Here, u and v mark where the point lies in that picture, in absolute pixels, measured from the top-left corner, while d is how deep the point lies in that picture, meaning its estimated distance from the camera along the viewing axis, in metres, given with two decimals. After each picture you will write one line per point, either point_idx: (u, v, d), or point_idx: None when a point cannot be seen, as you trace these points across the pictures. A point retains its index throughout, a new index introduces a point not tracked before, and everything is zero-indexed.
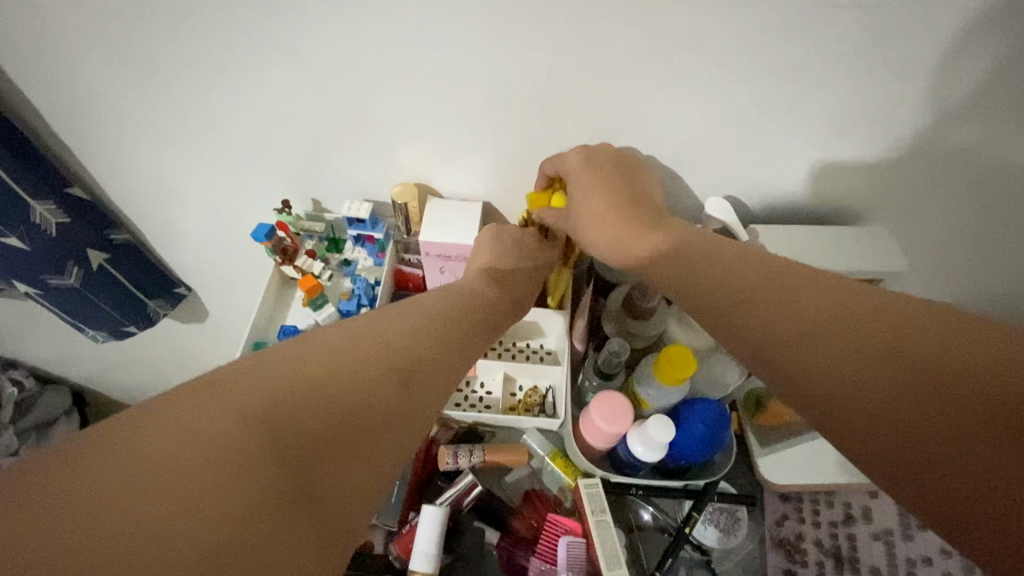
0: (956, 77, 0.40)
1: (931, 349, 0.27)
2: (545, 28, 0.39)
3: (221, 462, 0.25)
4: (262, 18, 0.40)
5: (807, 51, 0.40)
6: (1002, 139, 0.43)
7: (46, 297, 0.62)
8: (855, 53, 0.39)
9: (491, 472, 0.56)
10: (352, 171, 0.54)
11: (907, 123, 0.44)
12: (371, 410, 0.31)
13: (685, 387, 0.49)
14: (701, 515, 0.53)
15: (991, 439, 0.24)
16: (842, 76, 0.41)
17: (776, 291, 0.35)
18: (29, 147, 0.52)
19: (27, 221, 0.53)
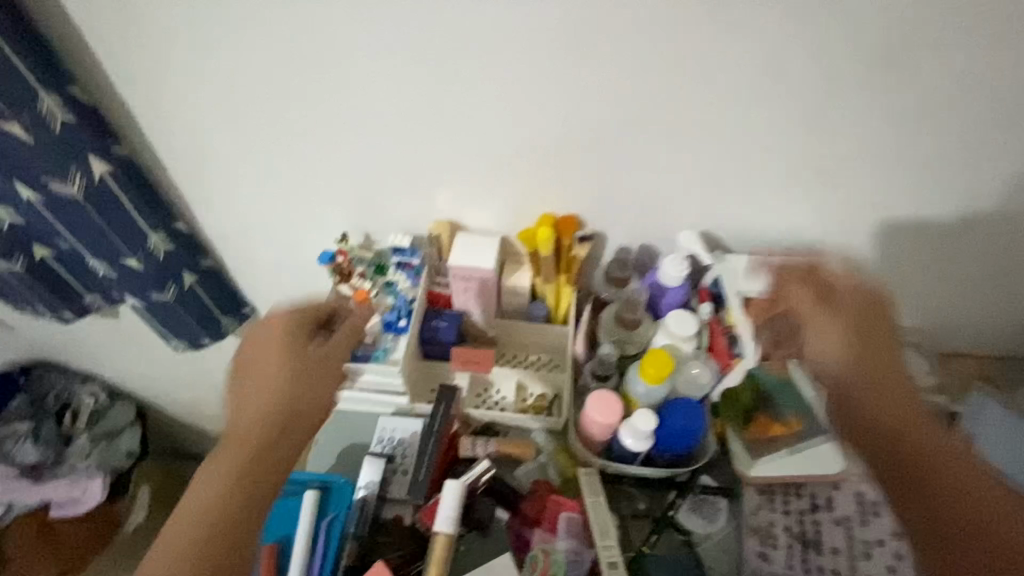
0: (855, 126, 0.53)
1: (985, 524, 0.40)
2: (546, 98, 0.54)
3: (175, 530, 0.42)
4: (344, 92, 0.56)
5: (742, 113, 0.53)
6: (900, 170, 0.56)
7: (146, 309, 0.76)
8: (778, 114, 0.53)
9: (505, 464, 0.66)
10: (397, 209, 0.68)
11: (831, 165, 0.56)
12: (253, 459, 0.45)
13: (666, 385, 0.59)
14: (684, 502, 0.61)
15: (954, 536, 0.40)
16: (773, 131, 0.54)
17: (883, 373, 0.48)
18: (152, 190, 0.67)
19: (145, 246, 0.68)
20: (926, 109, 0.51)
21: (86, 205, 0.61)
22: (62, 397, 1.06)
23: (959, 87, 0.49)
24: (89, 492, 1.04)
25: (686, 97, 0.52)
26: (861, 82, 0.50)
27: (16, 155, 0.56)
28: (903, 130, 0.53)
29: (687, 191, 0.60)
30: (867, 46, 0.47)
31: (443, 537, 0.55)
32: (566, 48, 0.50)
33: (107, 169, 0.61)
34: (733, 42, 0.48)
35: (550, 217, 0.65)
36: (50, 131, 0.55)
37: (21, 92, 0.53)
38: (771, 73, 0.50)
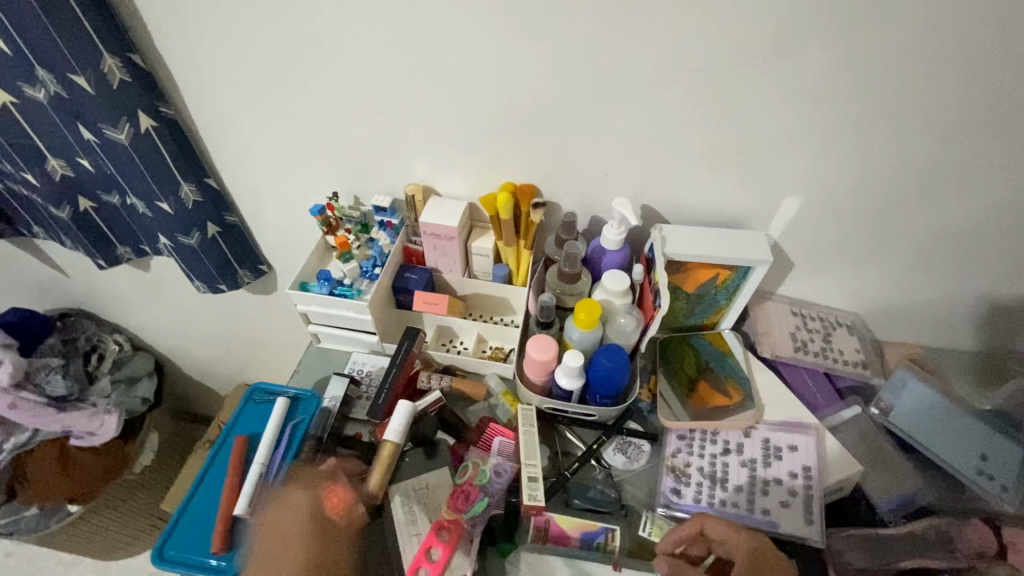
0: (760, 103, 0.63)
1: None
2: (508, 73, 0.65)
3: None
4: (342, 68, 0.68)
5: (667, 90, 0.64)
6: (800, 141, 0.66)
7: (174, 250, 0.88)
8: (697, 91, 0.63)
9: (458, 400, 0.75)
10: (383, 177, 0.80)
11: (744, 137, 0.67)
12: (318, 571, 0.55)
13: (596, 333, 0.66)
14: (610, 442, 0.68)
15: None
16: (694, 105, 0.65)
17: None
18: (189, 148, 0.80)
19: (178, 194, 0.80)
20: (817, 90, 0.61)
21: (130, 150, 0.73)
22: (93, 340, 1.20)
23: (830, 76, 0.60)
24: (106, 424, 1.14)
25: (612, 80, 0.64)
26: (750, 71, 0.61)
27: (80, 103, 0.69)
28: (792, 115, 0.64)
29: (624, 161, 0.72)
30: (750, 37, 0.58)
31: (390, 443, 0.63)
32: (513, 32, 0.61)
33: (152, 123, 0.73)
34: (645, 30, 0.59)
35: (510, 184, 0.75)
36: (108, 85, 0.67)
37: (89, 53, 0.65)
38: (679, 60, 0.61)
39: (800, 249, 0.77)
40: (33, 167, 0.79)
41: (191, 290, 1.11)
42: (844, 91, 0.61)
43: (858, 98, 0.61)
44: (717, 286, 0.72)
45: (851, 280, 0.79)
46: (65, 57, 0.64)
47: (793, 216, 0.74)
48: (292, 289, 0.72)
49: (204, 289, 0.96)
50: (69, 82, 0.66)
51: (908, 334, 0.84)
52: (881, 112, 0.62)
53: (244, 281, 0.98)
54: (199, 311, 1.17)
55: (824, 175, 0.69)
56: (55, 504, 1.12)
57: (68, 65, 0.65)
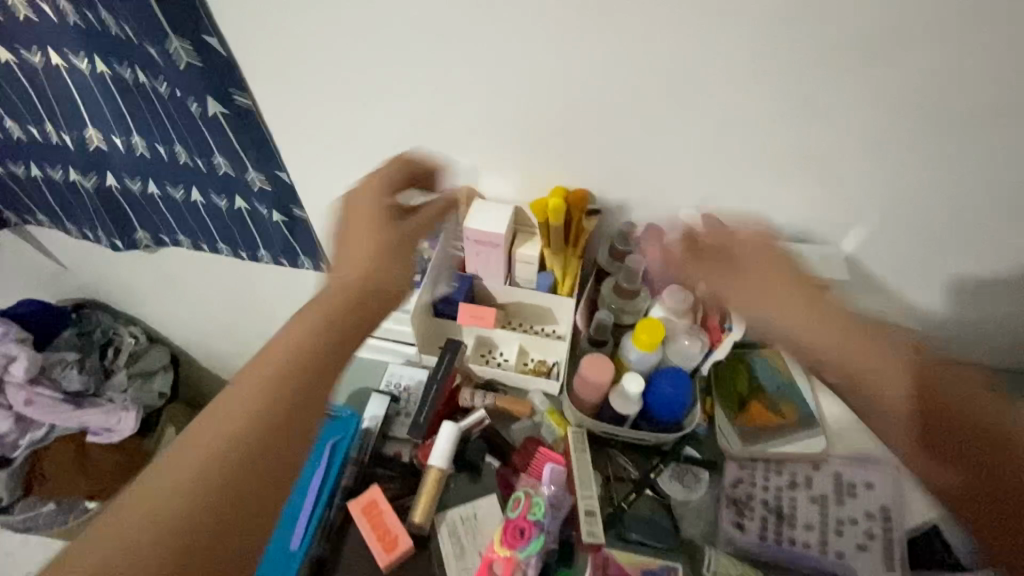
0: (857, 119, 0.54)
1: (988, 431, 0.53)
2: (563, 75, 0.57)
3: (206, 490, 0.39)
4: (373, 62, 0.60)
5: (747, 103, 0.56)
6: (899, 163, 0.57)
7: (236, 219, 0.84)
8: (779, 105, 0.55)
9: (500, 419, 0.70)
10: (420, 178, 0.73)
11: (833, 157, 0.58)
12: (288, 416, 0.44)
13: (656, 355, 0.62)
14: (666, 469, 0.64)
15: (981, 508, 0.54)
16: (774, 123, 0.57)
17: (944, 405, 0.55)
18: (267, 141, 0.72)
19: (247, 175, 0.76)
20: (928, 108, 0.52)
21: (201, 128, 0.70)
22: (109, 333, 1.16)
23: (949, 91, 0.50)
24: (123, 421, 1.11)
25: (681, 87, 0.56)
26: (848, 81, 0.51)
27: (155, 77, 0.65)
28: (892, 135, 0.54)
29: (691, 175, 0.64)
30: (856, 44, 0.49)
31: (436, 470, 0.59)
32: (570, 31, 0.53)
33: (221, 109, 0.68)
34: (727, 32, 0.50)
35: (560, 189, 0.68)
36: (175, 66, 0.63)
37: (156, 32, 0.60)
38: (764, 68, 0.52)
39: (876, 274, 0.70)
40: (72, 131, 0.76)
41: (208, 285, 1.06)
42: (963, 108, 0.51)
43: (977, 119, 0.51)
44: None
45: (930, 305, 0.72)
46: (138, 34, 0.60)
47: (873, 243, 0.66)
48: None
49: (269, 261, 0.93)
50: (142, 54, 0.63)
51: (983, 361, 0.77)
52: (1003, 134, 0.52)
53: (303, 265, 0.92)
54: (216, 306, 1.12)
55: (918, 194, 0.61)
56: (73, 500, 1.11)
57: (135, 38, 0.61)
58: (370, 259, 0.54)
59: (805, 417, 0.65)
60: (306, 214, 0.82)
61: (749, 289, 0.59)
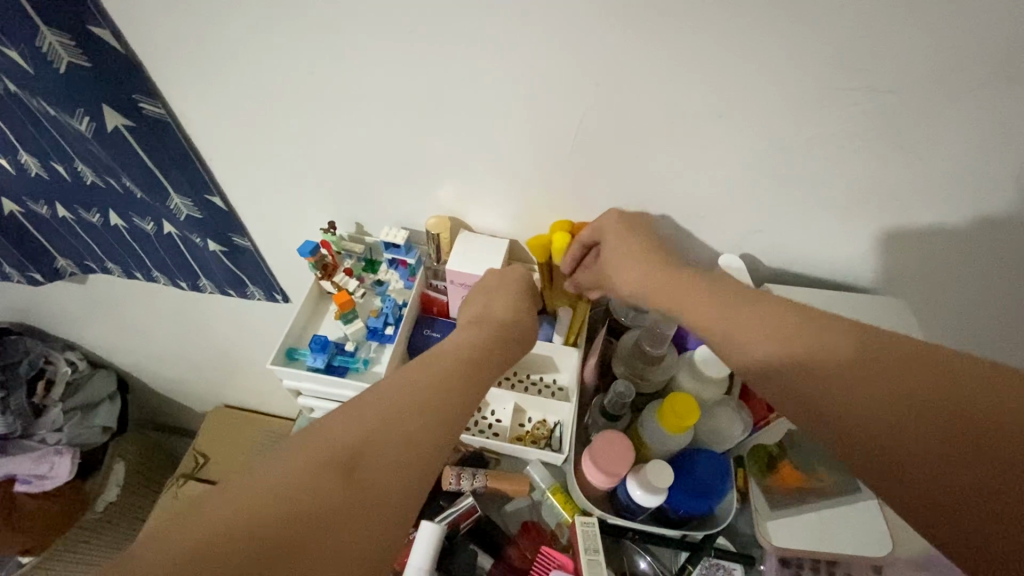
0: (958, 151, 0.42)
1: (943, 403, 0.29)
2: (576, 86, 0.43)
3: (343, 478, 0.32)
4: (324, 66, 0.46)
5: (816, 126, 0.43)
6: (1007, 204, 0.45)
7: (168, 250, 0.70)
8: (858, 130, 0.42)
9: (492, 500, 0.58)
10: (391, 205, 0.59)
11: (919, 197, 0.46)
12: (431, 449, 0.36)
13: (687, 435, 0.50)
14: (696, 568, 0.53)
15: (965, 498, 0.27)
16: (847, 154, 0.44)
17: (872, 367, 0.31)
18: (193, 159, 0.57)
19: (168, 203, 0.62)
20: None
21: (100, 147, 0.55)
22: (38, 363, 0.99)
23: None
24: (57, 467, 0.98)
25: (738, 97, 0.42)
26: (967, 94, 0.38)
27: (27, 86, 0.50)
28: (1007, 164, 0.42)
29: (731, 208, 0.51)
30: (990, 49, 0.36)
31: None
32: (591, 22, 0.39)
33: (123, 122, 0.53)
34: (810, 35, 0.37)
35: (563, 223, 0.55)
36: (52, 70, 0.48)
37: (19, 25, 0.45)
38: (853, 75, 0.39)
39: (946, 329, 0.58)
40: None
41: (152, 311, 0.92)
42: None
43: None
44: None
45: None
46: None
47: (951, 298, 0.53)
48: (273, 363, 0.54)
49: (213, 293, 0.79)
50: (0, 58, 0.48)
51: None
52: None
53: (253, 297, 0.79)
54: (164, 331, 0.98)
55: None
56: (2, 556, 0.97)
57: None
58: (511, 306, 0.51)
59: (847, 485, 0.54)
60: (248, 241, 0.68)
61: (636, 260, 0.47)
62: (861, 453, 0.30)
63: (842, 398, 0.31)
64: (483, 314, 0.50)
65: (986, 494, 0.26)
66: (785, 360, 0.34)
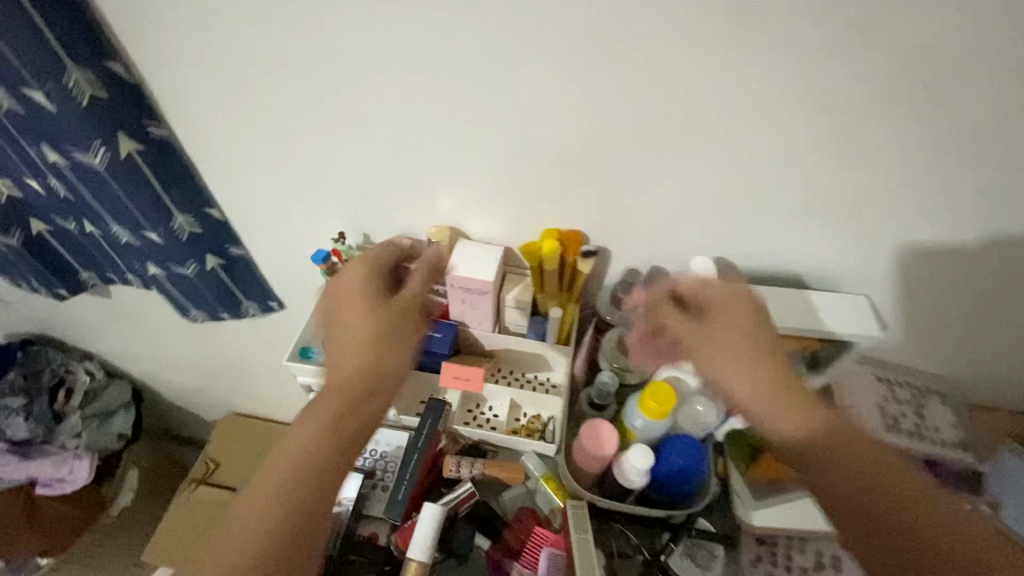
0: (889, 155, 0.49)
1: (902, 491, 0.41)
2: (560, 107, 0.50)
3: (265, 516, 0.40)
4: (341, 92, 0.53)
5: (767, 138, 0.49)
6: (936, 201, 0.51)
7: (167, 276, 0.75)
8: (803, 140, 0.49)
9: (490, 487, 0.63)
10: (396, 216, 0.65)
11: (862, 198, 0.52)
12: (328, 477, 0.43)
13: (667, 422, 0.55)
14: (677, 546, 0.57)
15: (911, 551, 0.39)
16: (796, 161, 0.51)
17: (843, 447, 0.44)
18: (194, 175, 0.65)
19: (170, 225, 0.67)
20: (971, 144, 0.47)
21: (108, 177, 0.60)
22: (59, 372, 1.05)
23: (1010, 118, 0.44)
24: (76, 471, 1.02)
25: (697, 114, 0.48)
26: (898, 109, 0.45)
27: (43, 122, 0.55)
28: (938, 167, 0.49)
29: (700, 214, 0.57)
30: (913, 71, 0.43)
31: (416, 563, 0.52)
32: (576, 52, 0.46)
33: (136, 147, 0.59)
34: (753, 63, 0.44)
35: (552, 230, 0.61)
36: (74, 105, 0.53)
37: (48, 65, 0.51)
38: (796, 94, 0.46)
39: (900, 320, 0.64)
40: None
41: (169, 321, 0.97)
42: (1011, 142, 0.45)
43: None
44: (807, 356, 0.61)
45: (959, 349, 0.66)
46: (21, 70, 0.51)
47: (898, 286, 0.60)
48: (289, 360, 0.59)
49: (203, 317, 0.84)
50: (24, 97, 0.53)
51: (1011, 409, 0.72)
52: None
53: (247, 312, 0.84)
54: (180, 341, 1.03)
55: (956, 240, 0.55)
56: (22, 558, 1.00)
57: (19, 77, 0.51)
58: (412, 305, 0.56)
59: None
60: (245, 251, 0.75)
61: (733, 329, 0.49)
62: (834, 507, 0.43)
63: (829, 466, 0.43)
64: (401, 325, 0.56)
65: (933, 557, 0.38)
66: (797, 436, 0.45)
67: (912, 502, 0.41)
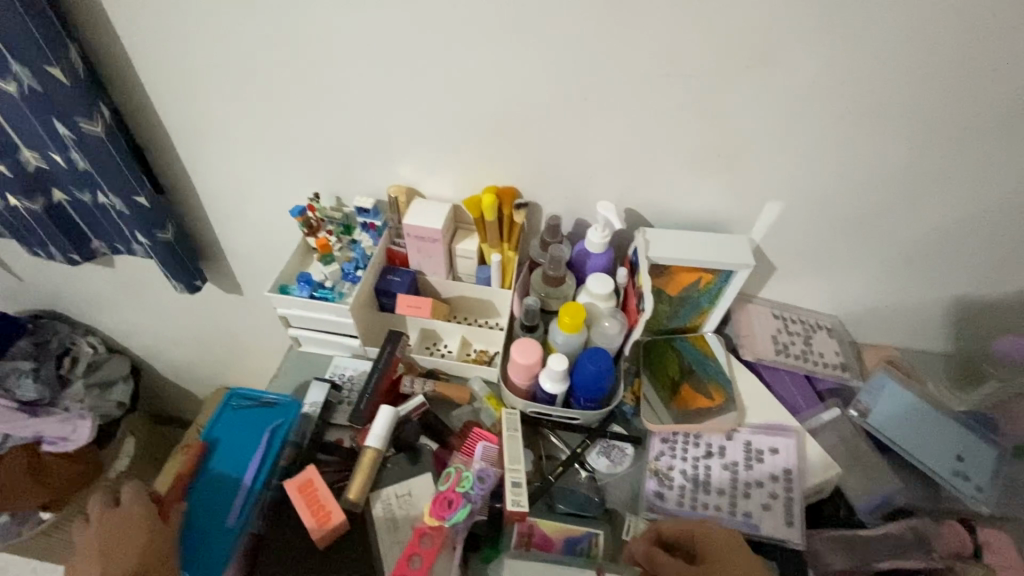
0: (739, 111, 0.63)
1: None
2: (489, 79, 0.64)
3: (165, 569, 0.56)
4: (314, 72, 0.66)
5: (649, 98, 0.63)
6: (784, 147, 0.66)
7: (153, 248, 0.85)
8: (675, 102, 0.63)
9: (442, 404, 0.74)
10: (365, 179, 0.78)
11: (727, 148, 0.67)
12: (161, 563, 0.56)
13: (581, 336, 0.67)
14: (595, 445, 0.68)
15: None
16: (674, 119, 0.65)
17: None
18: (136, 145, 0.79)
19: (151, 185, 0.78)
20: (800, 98, 0.61)
21: (109, 142, 0.71)
22: (65, 342, 1.16)
23: (818, 82, 0.60)
24: (79, 431, 1.10)
25: (591, 83, 0.63)
26: (740, 75, 0.60)
27: (55, 96, 0.65)
28: (779, 122, 0.64)
29: (609, 169, 0.71)
30: (743, 45, 0.58)
31: (372, 450, 0.63)
32: (501, 36, 0.60)
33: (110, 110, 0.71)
34: (626, 41, 0.59)
35: (492, 187, 0.74)
36: (78, 76, 0.65)
37: (57, 41, 0.62)
38: (662, 64, 0.60)
39: (783, 258, 0.78)
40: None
41: (167, 292, 1.09)
42: (822, 96, 0.61)
43: (843, 106, 0.61)
44: (701, 293, 0.73)
45: (834, 284, 0.79)
46: (39, 47, 0.61)
47: (774, 225, 0.74)
48: (271, 292, 0.71)
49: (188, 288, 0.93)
50: (44, 74, 0.63)
51: (888, 339, 0.85)
52: (869, 116, 0.62)
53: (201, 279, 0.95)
54: (177, 313, 1.14)
55: (810, 183, 0.69)
56: (26, 510, 1.10)
57: (43, 56, 0.62)
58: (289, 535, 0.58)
59: (728, 396, 0.69)
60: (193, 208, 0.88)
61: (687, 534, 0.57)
62: None
63: None
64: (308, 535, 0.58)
65: None
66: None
67: None
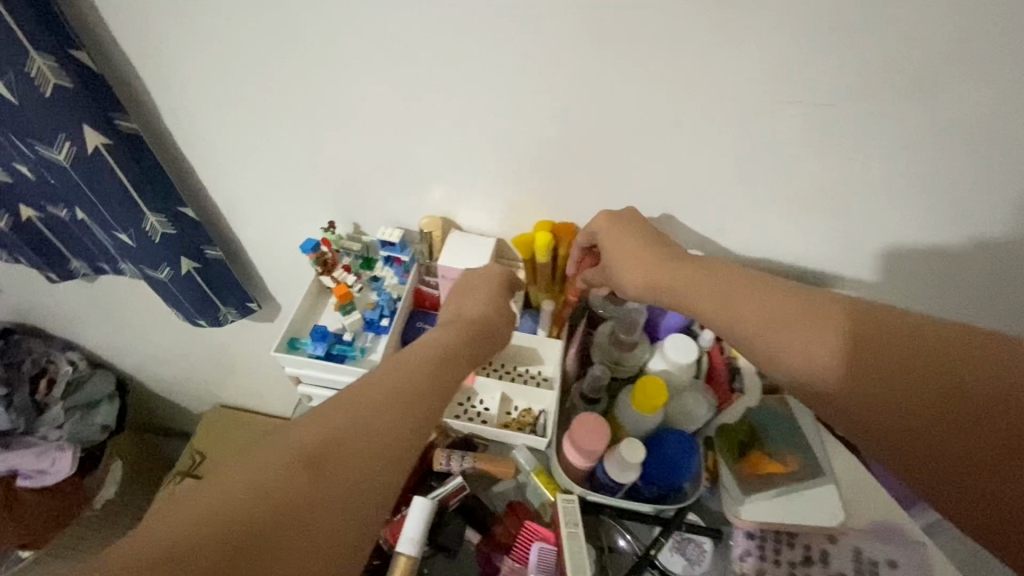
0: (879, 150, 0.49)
1: (939, 376, 0.35)
2: (554, 96, 0.50)
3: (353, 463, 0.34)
4: (329, 77, 0.52)
5: (762, 129, 0.49)
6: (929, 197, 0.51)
7: (155, 281, 0.71)
8: (794, 137, 0.49)
9: (480, 480, 0.62)
10: (388, 205, 0.64)
11: (851, 195, 0.53)
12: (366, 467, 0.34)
13: (659, 415, 0.55)
14: (667, 541, 0.56)
15: (938, 420, 0.35)
16: (789, 157, 0.51)
17: (873, 357, 0.37)
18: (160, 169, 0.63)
19: (140, 225, 0.63)
20: (967, 139, 0.46)
21: (73, 173, 0.57)
22: (40, 362, 1.03)
23: (1002, 122, 0.44)
24: (59, 462, 1.00)
25: (689, 107, 0.49)
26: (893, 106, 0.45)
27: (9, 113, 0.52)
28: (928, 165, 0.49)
29: (694, 207, 0.57)
30: (906, 69, 0.43)
31: (404, 557, 0.52)
32: (576, 43, 0.46)
33: (103, 140, 0.55)
34: (746, 55, 0.44)
35: (545, 222, 0.60)
36: (38, 94, 0.50)
37: (12, 51, 0.47)
38: (787, 89, 0.46)
39: None
40: None
41: (155, 312, 0.96)
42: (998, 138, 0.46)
43: None
44: None
45: None
46: None
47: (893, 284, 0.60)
48: (278, 351, 0.59)
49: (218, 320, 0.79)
50: None
51: None
52: None
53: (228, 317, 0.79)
54: (166, 332, 1.01)
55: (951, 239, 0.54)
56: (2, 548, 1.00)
57: None
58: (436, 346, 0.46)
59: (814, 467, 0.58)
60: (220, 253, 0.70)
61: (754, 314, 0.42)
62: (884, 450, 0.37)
63: (866, 363, 0.38)
64: (460, 314, 0.52)
65: (969, 421, 0.34)
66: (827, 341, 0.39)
67: (948, 358, 0.35)
